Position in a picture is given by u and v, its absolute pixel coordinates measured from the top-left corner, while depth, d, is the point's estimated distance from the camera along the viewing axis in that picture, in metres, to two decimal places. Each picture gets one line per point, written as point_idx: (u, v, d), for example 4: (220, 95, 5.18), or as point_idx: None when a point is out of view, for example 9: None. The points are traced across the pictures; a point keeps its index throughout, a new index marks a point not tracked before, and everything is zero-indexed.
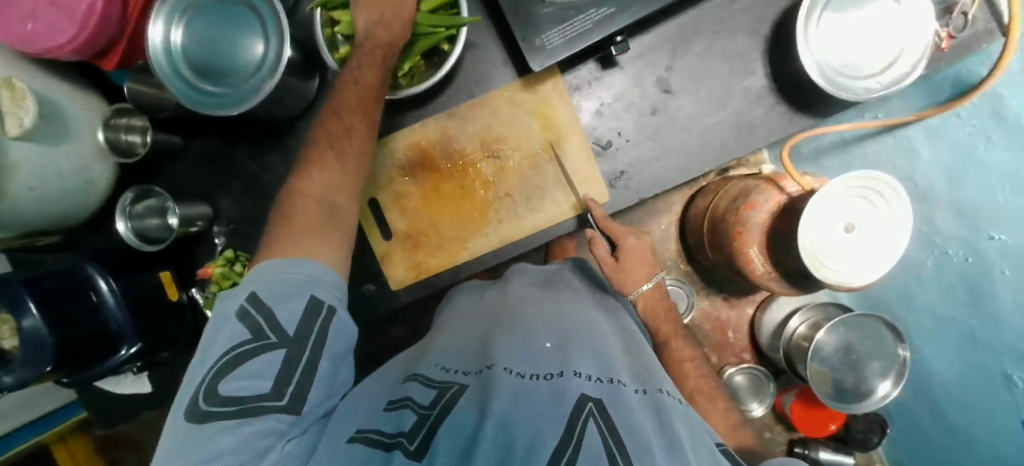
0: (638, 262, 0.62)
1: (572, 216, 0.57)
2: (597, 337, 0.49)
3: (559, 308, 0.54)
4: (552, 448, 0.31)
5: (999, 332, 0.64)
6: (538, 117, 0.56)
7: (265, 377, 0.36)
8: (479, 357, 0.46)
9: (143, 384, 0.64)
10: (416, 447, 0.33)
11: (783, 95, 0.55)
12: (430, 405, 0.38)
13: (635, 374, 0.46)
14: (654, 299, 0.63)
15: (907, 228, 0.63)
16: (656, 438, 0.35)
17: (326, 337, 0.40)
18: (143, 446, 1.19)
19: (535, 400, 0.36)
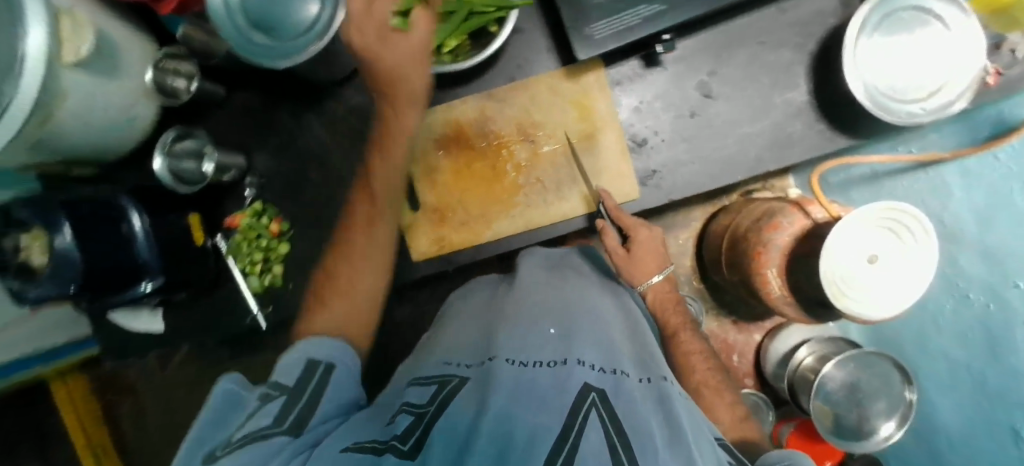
0: (649, 253, 0.57)
1: (583, 213, 0.58)
2: (602, 324, 0.49)
3: (568, 291, 0.54)
4: (554, 436, 0.30)
5: (1013, 385, 0.63)
6: (577, 107, 0.56)
7: (268, 416, 0.38)
8: (482, 351, 0.47)
9: (157, 321, 0.65)
10: (410, 448, 0.34)
11: (823, 113, 0.55)
12: (426, 403, 0.40)
13: (639, 365, 0.45)
14: (662, 291, 0.60)
15: (932, 262, 0.63)
16: (659, 432, 0.34)
17: (326, 385, 0.43)
18: (139, 393, 1.22)
19: (537, 388, 0.36)
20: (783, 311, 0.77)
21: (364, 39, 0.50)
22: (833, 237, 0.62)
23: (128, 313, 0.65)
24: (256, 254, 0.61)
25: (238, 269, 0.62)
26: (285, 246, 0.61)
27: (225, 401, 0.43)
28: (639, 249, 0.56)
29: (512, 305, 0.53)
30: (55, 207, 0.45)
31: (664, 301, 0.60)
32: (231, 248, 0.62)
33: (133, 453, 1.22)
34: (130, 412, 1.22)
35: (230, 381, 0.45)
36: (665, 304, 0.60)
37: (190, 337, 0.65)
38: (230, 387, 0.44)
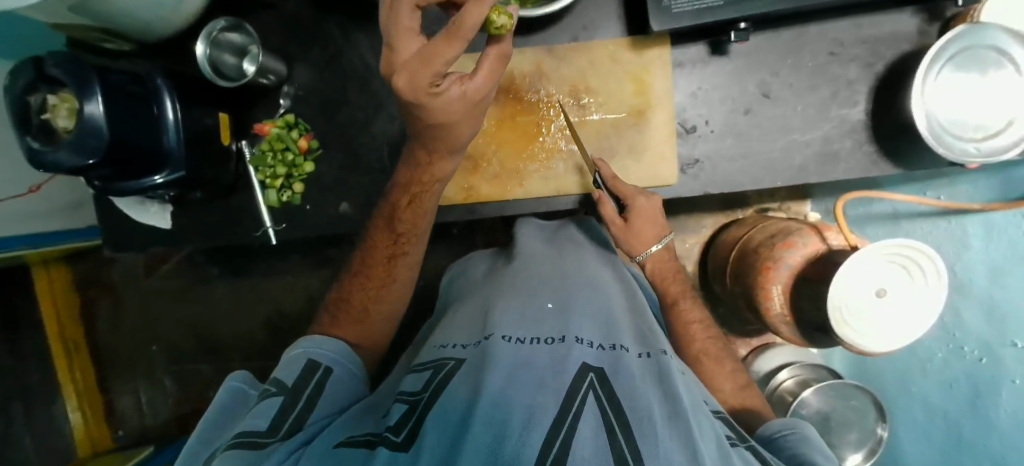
0: (647, 222, 0.56)
1: (578, 192, 0.59)
2: (602, 300, 0.48)
3: (564, 270, 0.53)
4: (553, 417, 0.30)
5: (987, 436, 0.65)
6: (633, 81, 0.56)
7: (264, 416, 0.38)
8: (478, 330, 0.45)
9: (165, 218, 0.64)
10: (402, 439, 0.32)
11: (876, 135, 0.54)
12: (421, 389, 0.38)
13: (639, 339, 0.45)
14: (665, 264, 0.60)
15: (938, 302, 0.64)
16: (658, 406, 0.33)
17: (321, 390, 0.44)
18: (122, 294, 1.20)
19: (534, 370, 0.35)
20: (778, 329, 0.80)
21: (417, 90, 0.34)
22: (842, 270, 0.62)
23: (135, 202, 0.63)
24: (279, 168, 0.59)
25: (257, 178, 0.61)
26: (311, 166, 0.61)
27: (232, 402, 0.44)
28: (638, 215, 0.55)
29: (509, 285, 0.52)
30: (89, 72, 0.42)
31: (665, 275, 0.59)
32: (253, 157, 0.59)
33: (105, 354, 1.21)
34: (109, 312, 1.21)
35: (239, 377, 0.47)
36: (669, 278, 0.59)
37: (199, 240, 0.65)
38: (240, 383, 0.46)
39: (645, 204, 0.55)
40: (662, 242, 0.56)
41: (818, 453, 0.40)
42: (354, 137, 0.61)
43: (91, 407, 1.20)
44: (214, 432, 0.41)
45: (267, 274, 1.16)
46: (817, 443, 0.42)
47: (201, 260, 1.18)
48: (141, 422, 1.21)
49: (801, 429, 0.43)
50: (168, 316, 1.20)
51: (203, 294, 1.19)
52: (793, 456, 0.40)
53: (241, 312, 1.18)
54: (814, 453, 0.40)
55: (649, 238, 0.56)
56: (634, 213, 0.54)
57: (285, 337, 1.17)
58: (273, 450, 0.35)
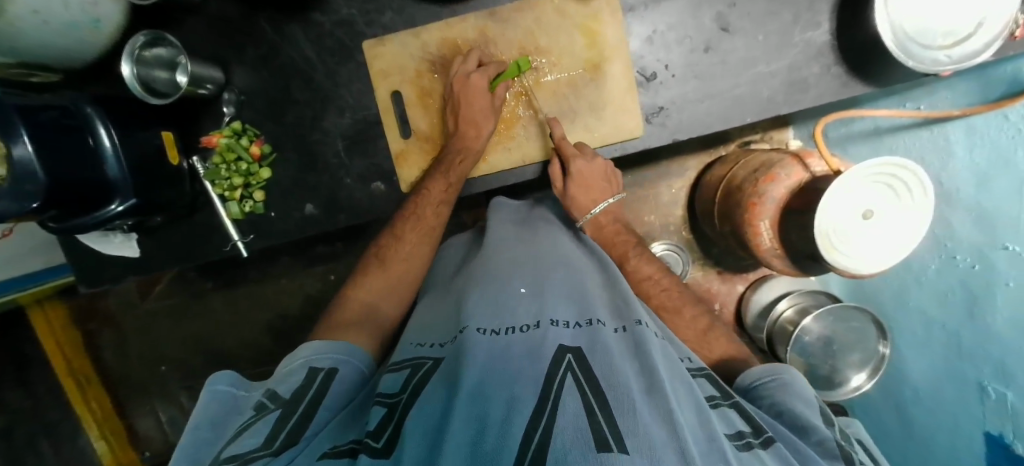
0: (587, 188, 0.58)
1: (539, 160, 0.59)
2: (575, 281, 0.51)
3: (537, 253, 0.55)
4: (533, 405, 0.30)
5: (987, 342, 0.64)
6: (584, 33, 0.54)
7: (261, 431, 0.36)
8: (451, 329, 0.46)
9: (132, 247, 0.63)
10: (383, 445, 0.32)
11: (844, 56, 0.52)
12: (398, 391, 0.38)
13: (615, 313, 0.46)
14: (606, 226, 0.63)
15: (924, 219, 0.63)
16: (636, 381, 0.34)
17: (321, 396, 0.42)
18: (119, 323, 1.20)
19: (509, 359, 0.36)
20: (770, 263, 0.78)
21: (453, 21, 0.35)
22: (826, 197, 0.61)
23: (99, 237, 0.61)
24: (235, 178, 0.59)
25: (216, 193, 0.60)
26: (268, 171, 0.61)
27: (221, 405, 0.43)
28: (579, 181, 0.57)
29: (479, 276, 0.52)
30: (11, 115, 0.40)
31: (624, 241, 0.62)
32: (206, 171, 0.59)
33: (116, 381, 1.22)
34: (110, 341, 1.21)
35: (222, 380, 0.45)
36: (613, 240, 0.62)
37: (170, 263, 0.64)
38: (223, 386, 0.44)
39: (588, 171, 0.56)
40: (611, 200, 0.59)
41: (795, 397, 0.42)
42: (300, 138, 0.61)
43: (113, 432, 1.21)
44: (201, 437, 0.39)
45: (260, 280, 1.16)
46: (798, 385, 0.44)
47: (193, 276, 1.17)
48: (167, 442, 1.23)
49: (783, 375, 0.45)
50: (169, 337, 1.20)
51: (201, 309, 1.19)
52: (772, 404, 0.42)
53: (242, 320, 1.18)
54: (792, 398, 0.42)
55: (591, 202, 0.60)
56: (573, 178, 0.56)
57: (289, 340, 1.17)
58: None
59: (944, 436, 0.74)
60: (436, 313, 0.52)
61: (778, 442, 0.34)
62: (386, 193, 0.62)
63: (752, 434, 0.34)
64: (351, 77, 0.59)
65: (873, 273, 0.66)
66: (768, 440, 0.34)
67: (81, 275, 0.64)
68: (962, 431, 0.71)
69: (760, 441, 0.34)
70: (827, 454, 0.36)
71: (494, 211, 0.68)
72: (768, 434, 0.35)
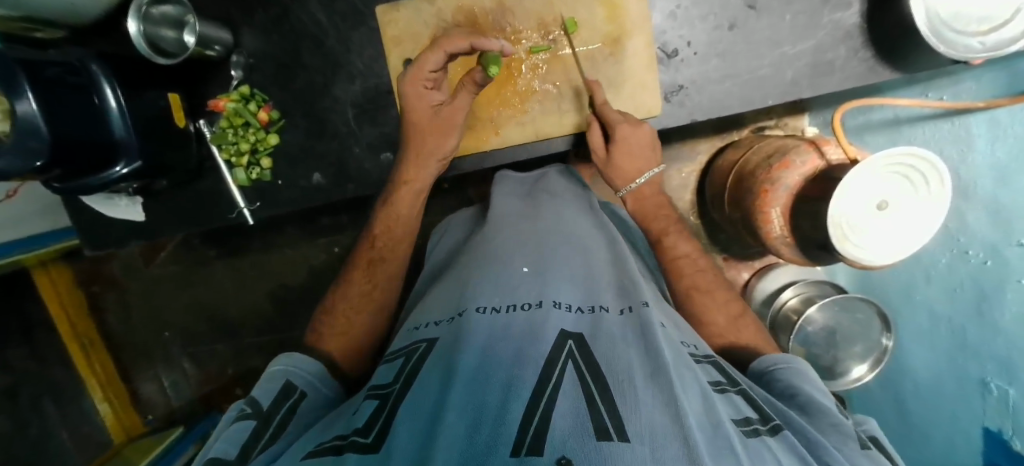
0: (631, 152, 0.53)
1: (568, 135, 0.58)
2: (579, 259, 0.50)
3: (540, 227, 0.55)
4: (530, 389, 0.30)
5: (993, 339, 0.66)
6: (605, 5, 0.53)
7: (234, 441, 0.38)
8: (450, 308, 0.46)
9: (137, 211, 0.62)
10: (372, 440, 0.31)
11: (873, 39, 0.50)
12: (390, 381, 0.39)
13: (620, 295, 0.46)
14: (649, 198, 0.61)
15: (938, 214, 0.62)
16: (639, 365, 0.34)
17: (296, 411, 0.44)
18: (124, 287, 1.21)
19: (507, 339, 0.36)
20: (779, 252, 0.78)
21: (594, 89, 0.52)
22: (840, 188, 0.60)
23: (103, 199, 0.60)
24: (242, 144, 0.58)
25: (223, 159, 0.60)
26: (275, 137, 0.59)
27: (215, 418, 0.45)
28: (622, 148, 0.52)
29: (477, 257, 0.52)
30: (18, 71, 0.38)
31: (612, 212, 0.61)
32: (215, 135, 0.58)
33: (121, 344, 1.24)
34: (115, 305, 1.22)
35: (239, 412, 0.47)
36: (652, 214, 0.61)
37: (178, 230, 0.63)
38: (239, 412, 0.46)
39: (632, 137, 0.51)
40: (656, 171, 0.54)
41: (812, 387, 0.42)
42: (309, 105, 0.60)
43: (117, 395, 1.22)
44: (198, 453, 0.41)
45: (265, 250, 1.16)
46: (809, 373, 0.45)
47: (196, 243, 1.17)
48: (169, 405, 1.25)
49: (794, 364, 0.46)
50: (174, 302, 1.21)
51: (205, 276, 1.19)
52: (787, 387, 0.43)
53: (245, 288, 1.19)
54: (808, 387, 0.42)
55: (633, 173, 0.54)
56: (617, 143, 0.52)
57: (293, 310, 1.18)
58: None
59: (941, 432, 0.76)
60: (440, 293, 0.52)
61: (785, 431, 0.34)
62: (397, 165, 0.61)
63: (759, 421, 0.34)
64: (363, 43, 0.58)
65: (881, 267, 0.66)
66: (775, 428, 0.34)
67: (84, 237, 0.64)
68: (962, 425, 0.72)
69: (767, 428, 0.34)
70: (839, 436, 0.37)
71: (496, 187, 0.68)
72: (776, 422, 0.35)
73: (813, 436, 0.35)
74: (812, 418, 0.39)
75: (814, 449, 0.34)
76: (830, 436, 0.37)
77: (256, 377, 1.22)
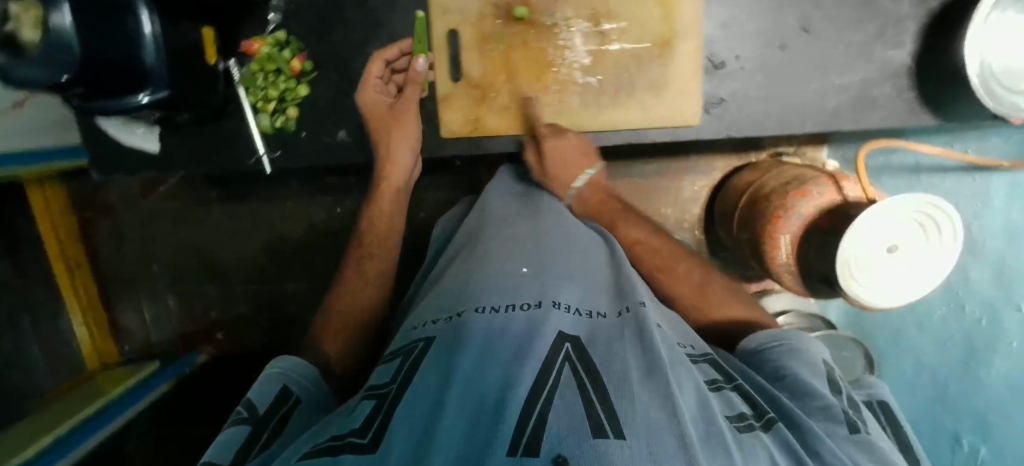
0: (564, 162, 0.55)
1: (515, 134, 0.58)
2: (577, 262, 0.50)
3: (541, 230, 0.54)
4: (528, 389, 0.30)
5: (973, 397, 0.75)
6: (662, 5, 0.51)
7: (228, 445, 0.36)
8: (449, 303, 0.45)
9: (153, 141, 0.60)
10: (367, 442, 0.31)
11: (921, 83, 0.50)
12: (388, 381, 0.38)
13: (616, 297, 0.46)
14: (591, 199, 0.62)
15: (950, 260, 0.64)
16: (636, 365, 0.34)
17: (290, 416, 0.42)
18: (118, 215, 1.19)
19: (505, 337, 0.37)
20: (781, 278, 0.79)
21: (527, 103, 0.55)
22: (851, 233, 0.61)
23: (121, 125, 0.59)
24: (271, 90, 0.57)
25: (248, 102, 0.58)
26: (305, 89, 0.58)
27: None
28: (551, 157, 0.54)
29: (476, 258, 0.51)
30: None
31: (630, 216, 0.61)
32: (244, 78, 0.58)
33: (108, 272, 1.22)
34: (108, 233, 1.21)
35: None
36: (597, 209, 0.62)
37: (192, 167, 0.62)
38: None
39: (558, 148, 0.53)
40: (590, 175, 0.55)
41: (800, 364, 0.42)
42: (344, 59, 0.58)
43: (96, 321, 1.21)
44: None
45: (268, 201, 1.15)
46: (802, 351, 0.45)
47: (198, 183, 1.15)
48: (147, 339, 1.25)
49: (788, 341, 0.46)
50: (168, 240, 1.20)
51: (203, 218, 1.18)
52: (777, 367, 0.43)
53: (241, 236, 1.18)
54: (798, 365, 0.42)
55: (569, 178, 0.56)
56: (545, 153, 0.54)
57: (287, 266, 1.18)
58: None
59: None
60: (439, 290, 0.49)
61: (780, 425, 0.34)
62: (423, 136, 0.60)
63: (753, 416, 0.35)
64: (408, 5, 0.56)
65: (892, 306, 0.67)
66: (769, 423, 0.34)
67: (96, 162, 0.63)
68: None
69: (761, 423, 0.34)
70: (829, 419, 0.37)
71: (488, 189, 0.66)
72: (770, 416, 0.35)
73: (801, 420, 0.35)
74: (800, 401, 0.39)
75: (805, 438, 0.34)
76: (816, 418, 0.37)
77: (240, 325, 1.22)
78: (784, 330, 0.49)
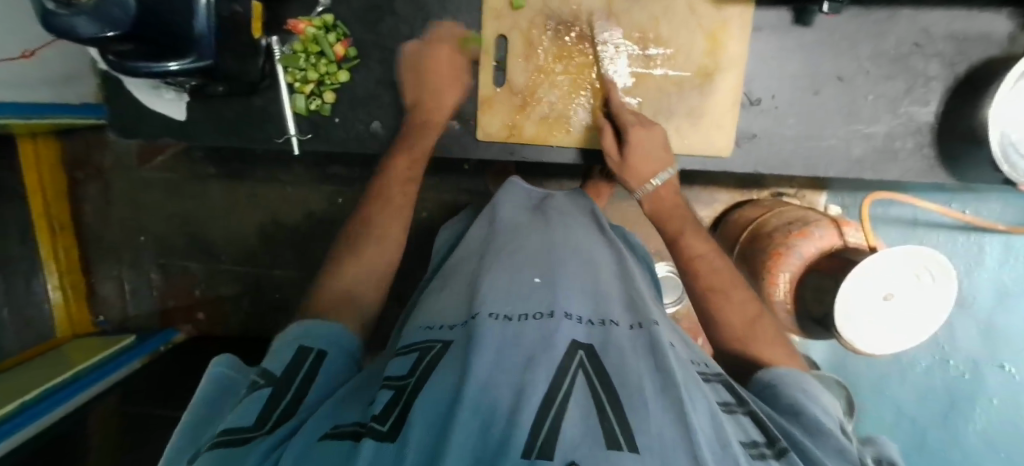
0: (646, 155, 0.54)
1: (574, 148, 0.58)
2: (589, 266, 0.46)
3: (555, 236, 0.50)
4: (542, 395, 0.28)
5: (949, 445, 0.78)
6: (708, 38, 0.53)
7: (247, 413, 0.32)
8: (462, 308, 0.41)
9: (181, 109, 0.60)
10: (388, 429, 0.28)
11: (941, 140, 0.54)
12: (405, 375, 0.34)
13: (629, 308, 0.41)
14: (666, 200, 0.57)
15: (946, 306, 0.66)
16: (650, 379, 0.31)
17: (313, 378, 0.38)
18: (111, 178, 1.16)
19: (518, 348, 0.33)
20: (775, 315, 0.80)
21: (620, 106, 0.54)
22: (848, 282, 0.64)
23: (150, 88, 0.59)
24: (311, 72, 0.57)
25: (285, 80, 0.58)
26: (346, 75, 0.58)
27: (214, 392, 0.39)
28: (636, 149, 0.53)
29: (490, 260, 0.47)
30: None
31: (661, 223, 0.57)
32: (285, 56, 0.57)
33: (93, 237, 1.18)
34: (98, 196, 1.17)
35: (226, 366, 0.41)
36: (669, 214, 0.57)
37: (215, 141, 0.61)
38: (229, 374, 0.41)
39: (646, 139, 0.52)
40: (670, 172, 0.54)
41: (813, 403, 0.40)
42: (388, 51, 0.59)
43: (74, 287, 1.16)
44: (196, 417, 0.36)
45: (268, 182, 1.13)
46: (816, 394, 0.42)
47: (200, 156, 1.13)
48: (124, 311, 1.21)
49: (802, 381, 0.43)
50: (162, 210, 1.17)
51: (200, 192, 1.15)
52: (790, 403, 0.40)
53: (237, 215, 1.15)
54: (812, 405, 0.39)
55: (648, 174, 0.54)
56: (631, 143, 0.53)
57: (281, 250, 1.16)
58: (261, 447, 0.29)
59: None
60: (450, 294, 0.45)
61: (793, 454, 0.31)
62: (457, 135, 0.61)
63: (765, 444, 0.32)
64: (460, 6, 0.57)
65: (893, 347, 0.68)
66: (781, 452, 0.31)
67: (112, 118, 0.61)
68: None
69: (773, 452, 0.31)
70: (843, 460, 0.34)
71: (499, 196, 0.62)
72: (782, 444, 0.32)
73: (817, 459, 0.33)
74: (813, 440, 0.36)
75: None
76: (830, 458, 0.34)
77: (224, 306, 1.19)
78: (802, 372, 0.45)
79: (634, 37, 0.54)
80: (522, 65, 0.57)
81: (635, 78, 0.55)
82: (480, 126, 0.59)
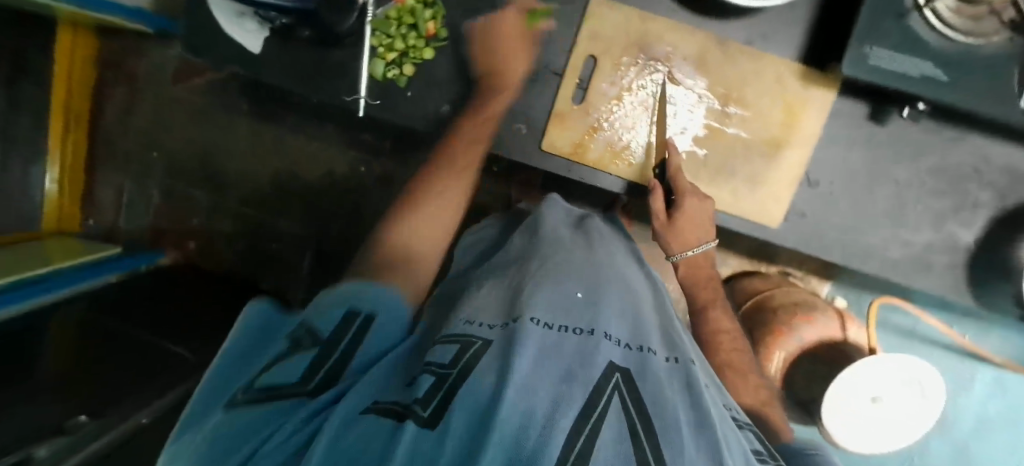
0: (692, 223, 0.57)
1: (628, 180, 0.60)
2: (629, 294, 0.46)
3: (596, 260, 0.50)
4: (575, 412, 0.27)
5: None
6: (786, 110, 0.57)
7: (293, 372, 0.34)
8: (503, 309, 0.41)
9: (257, 43, 0.60)
10: (430, 416, 0.27)
11: (973, 263, 0.57)
12: (450, 364, 0.33)
13: (665, 343, 0.42)
14: (701, 267, 0.61)
15: (925, 422, 0.68)
16: (686, 415, 0.31)
17: (360, 340, 0.39)
18: (140, 86, 1.14)
19: (559, 358, 0.33)
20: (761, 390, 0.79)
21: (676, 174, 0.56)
22: (843, 377, 0.65)
23: (234, 14, 0.59)
24: (398, 42, 0.58)
25: (370, 44, 0.59)
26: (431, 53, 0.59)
27: (260, 329, 0.40)
28: (686, 217, 0.56)
29: (532, 268, 0.47)
30: None
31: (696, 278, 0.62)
32: (376, 19, 0.58)
33: (106, 138, 1.16)
34: (122, 100, 1.15)
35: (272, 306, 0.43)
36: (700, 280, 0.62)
37: (280, 82, 0.61)
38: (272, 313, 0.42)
39: (698, 211, 0.56)
40: (711, 243, 0.58)
41: None
42: (476, 41, 0.59)
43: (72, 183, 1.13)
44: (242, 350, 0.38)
45: (296, 131, 1.12)
46: None
47: (235, 89, 1.12)
48: (116, 220, 1.18)
49: None
50: (185, 131, 1.15)
51: (227, 123, 1.14)
52: None
53: (258, 156, 1.14)
54: None
55: (692, 240, 0.58)
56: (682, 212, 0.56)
57: (291, 202, 1.15)
58: (303, 405, 0.31)
59: None
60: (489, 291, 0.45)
61: None
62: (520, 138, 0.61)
63: None
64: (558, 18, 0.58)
65: (872, 448, 0.68)
66: None
67: (188, 36, 0.61)
68: None
69: None
70: None
71: (543, 211, 0.62)
72: None
73: None
74: None
75: None
76: None
77: (219, 242, 1.17)
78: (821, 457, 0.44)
79: (720, 91, 0.57)
80: (607, 89, 0.58)
81: (710, 129, 0.58)
82: (548, 138, 0.59)
